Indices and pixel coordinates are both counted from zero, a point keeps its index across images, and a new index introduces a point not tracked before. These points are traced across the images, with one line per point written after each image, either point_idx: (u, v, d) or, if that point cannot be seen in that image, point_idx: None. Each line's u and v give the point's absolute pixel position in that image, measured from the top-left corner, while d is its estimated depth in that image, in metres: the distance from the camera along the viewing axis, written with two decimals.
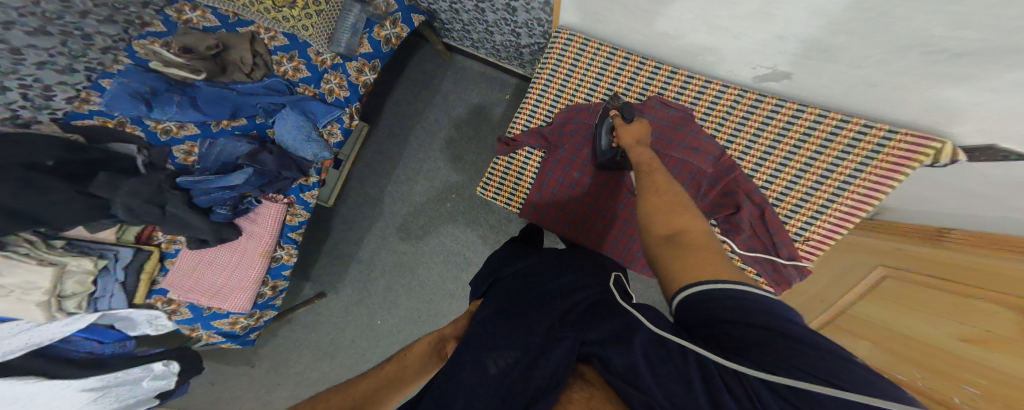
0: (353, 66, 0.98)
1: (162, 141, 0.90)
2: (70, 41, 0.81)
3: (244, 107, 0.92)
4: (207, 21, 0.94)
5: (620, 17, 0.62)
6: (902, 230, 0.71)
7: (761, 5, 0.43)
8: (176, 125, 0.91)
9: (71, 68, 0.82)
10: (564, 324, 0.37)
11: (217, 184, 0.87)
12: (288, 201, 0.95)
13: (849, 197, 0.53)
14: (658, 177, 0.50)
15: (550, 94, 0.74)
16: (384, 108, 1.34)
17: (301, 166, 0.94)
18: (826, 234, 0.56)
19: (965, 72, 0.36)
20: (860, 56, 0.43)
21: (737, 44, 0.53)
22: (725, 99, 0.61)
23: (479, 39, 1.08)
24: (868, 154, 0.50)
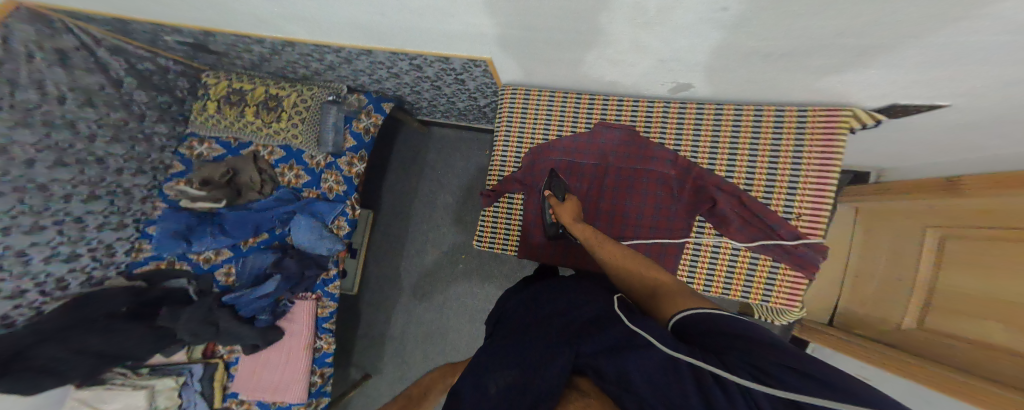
0: (344, 161, 1.06)
1: (206, 268, 1.02)
2: (116, 199, 0.95)
3: (262, 222, 1.01)
4: (214, 151, 1.07)
5: (542, 68, 0.65)
6: (946, 184, 0.66)
7: (633, 43, 0.46)
8: (212, 253, 1.02)
9: (122, 223, 0.97)
10: (563, 336, 0.39)
11: (254, 295, 0.96)
12: (316, 296, 1.04)
13: (810, 163, 0.54)
14: (607, 247, 0.57)
15: (512, 144, 0.76)
16: (383, 190, 1.44)
17: (320, 262, 1.01)
18: (815, 205, 0.55)
19: (834, 42, 0.37)
20: (737, 55, 0.44)
21: (636, 70, 0.56)
22: (656, 110, 0.64)
23: (446, 109, 1.18)
24: (798, 128, 0.54)
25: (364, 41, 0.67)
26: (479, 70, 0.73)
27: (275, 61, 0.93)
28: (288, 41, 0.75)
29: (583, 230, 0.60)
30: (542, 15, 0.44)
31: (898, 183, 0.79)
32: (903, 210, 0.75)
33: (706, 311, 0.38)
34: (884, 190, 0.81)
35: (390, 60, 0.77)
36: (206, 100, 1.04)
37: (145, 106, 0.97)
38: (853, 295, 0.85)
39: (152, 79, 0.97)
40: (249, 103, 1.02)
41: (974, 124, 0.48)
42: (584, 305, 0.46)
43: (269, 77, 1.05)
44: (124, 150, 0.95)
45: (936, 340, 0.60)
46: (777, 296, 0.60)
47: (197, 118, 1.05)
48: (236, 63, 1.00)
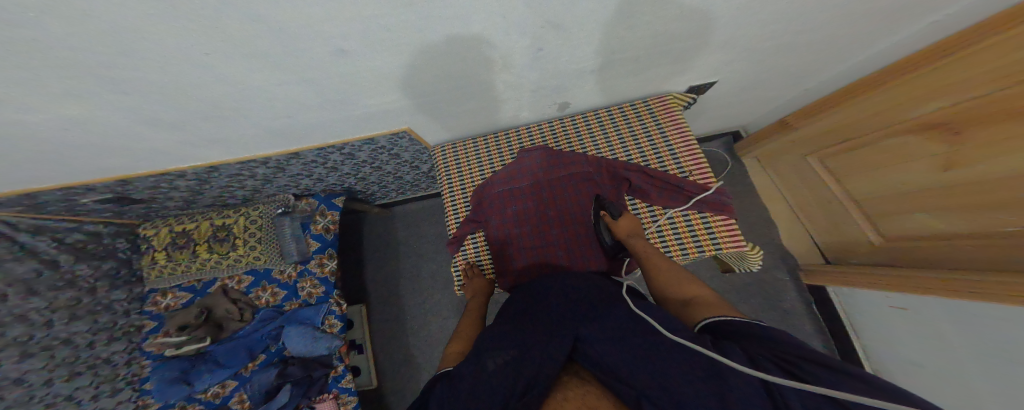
0: (314, 264, 1.04)
1: (217, 403, 0.92)
2: (100, 369, 0.88)
3: (255, 343, 0.97)
4: (180, 298, 1.02)
5: (457, 123, 0.72)
6: (825, 104, 0.77)
7: (504, 86, 0.56)
8: (219, 386, 0.93)
9: (116, 387, 0.90)
10: (563, 324, 0.40)
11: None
12: (334, 395, 0.93)
13: (672, 133, 0.70)
14: (660, 262, 0.56)
15: (458, 195, 0.79)
16: (367, 280, 1.42)
17: (323, 360, 0.95)
18: (694, 160, 0.69)
19: (640, 34, 0.46)
20: (586, 67, 0.53)
21: (521, 103, 0.65)
22: (556, 127, 0.76)
23: (398, 186, 1.23)
24: (648, 111, 0.73)
25: (283, 146, 0.72)
26: (406, 140, 0.77)
27: (208, 191, 0.94)
28: (209, 166, 0.76)
29: (641, 243, 0.61)
30: (427, 83, 0.51)
31: (765, 130, 1.01)
32: (807, 138, 0.86)
33: (739, 317, 0.36)
34: (768, 133, 0.99)
35: (320, 156, 0.81)
36: (150, 254, 1.02)
37: (93, 277, 0.93)
38: (823, 225, 0.93)
39: (87, 249, 0.93)
40: (198, 241, 1.03)
41: (788, 49, 0.60)
42: (544, 298, 0.49)
43: (212, 210, 1.07)
44: (86, 325, 0.89)
45: (963, 244, 0.59)
46: (724, 241, 0.64)
47: (150, 274, 1.02)
48: (169, 206, 0.99)
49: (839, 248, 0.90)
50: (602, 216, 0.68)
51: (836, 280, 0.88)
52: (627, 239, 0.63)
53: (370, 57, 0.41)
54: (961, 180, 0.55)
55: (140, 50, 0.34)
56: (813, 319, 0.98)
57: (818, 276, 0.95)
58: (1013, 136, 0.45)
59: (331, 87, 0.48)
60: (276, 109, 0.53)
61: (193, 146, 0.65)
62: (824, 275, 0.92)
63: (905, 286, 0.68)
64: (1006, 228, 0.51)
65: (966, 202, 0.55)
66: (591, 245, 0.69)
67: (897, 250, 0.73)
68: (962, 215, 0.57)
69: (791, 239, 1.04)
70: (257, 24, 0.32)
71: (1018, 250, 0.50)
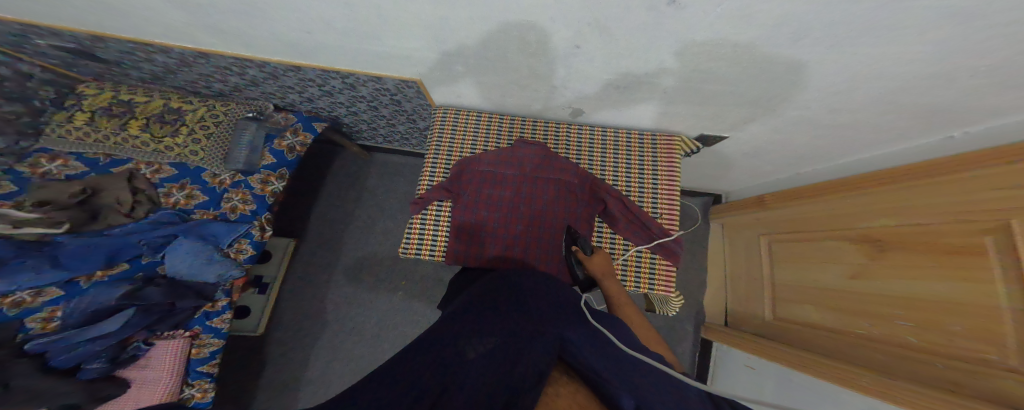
0: (257, 178, 0.98)
1: (12, 314, 0.76)
2: None
3: (122, 248, 0.85)
4: (70, 169, 0.86)
5: (472, 92, 0.73)
6: (791, 194, 0.89)
7: (531, 72, 0.59)
8: (32, 292, 0.78)
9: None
10: (543, 318, 0.42)
11: (85, 337, 0.78)
12: (192, 333, 0.91)
13: (663, 172, 0.77)
14: (628, 313, 0.65)
15: (441, 160, 0.80)
16: (313, 216, 1.35)
17: (203, 291, 0.91)
18: (670, 205, 0.76)
19: (669, 68, 0.51)
20: (614, 79, 0.57)
21: (540, 94, 0.68)
22: (561, 130, 0.80)
23: (387, 133, 1.19)
24: (652, 146, 0.78)
25: (283, 57, 0.69)
26: (413, 91, 0.77)
27: (183, 73, 0.85)
28: (199, 52, 0.71)
29: (612, 286, 0.67)
30: (463, 43, 0.52)
31: (741, 202, 1.11)
32: (765, 220, 0.98)
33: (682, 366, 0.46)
34: (742, 205, 1.09)
35: (320, 78, 0.77)
36: (71, 112, 0.88)
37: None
38: (738, 295, 1.06)
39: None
40: (136, 116, 0.92)
41: (779, 129, 0.69)
42: (522, 294, 0.49)
43: (171, 91, 0.98)
44: None
45: (824, 336, 0.71)
46: (658, 284, 0.73)
47: (50, 132, 0.84)
48: (129, 71, 0.90)
49: (737, 315, 1.04)
50: (573, 251, 0.70)
51: (725, 339, 1.02)
52: (601, 277, 0.67)
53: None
54: (848, 289, 0.67)
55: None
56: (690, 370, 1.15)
57: (714, 333, 1.08)
58: (918, 267, 0.53)
59: (365, 15, 0.47)
60: (298, 17, 0.51)
61: (178, 21, 0.60)
62: (718, 333, 1.06)
63: (772, 357, 0.81)
64: (855, 331, 0.64)
65: (842, 306, 0.68)
66: (559, 253, 0.74)
67: (775, 329, 0.87)
68: (834, 315, 0.69)
69: (715, 307, 1.15)
70: None
71: (853, 347, 0.64)
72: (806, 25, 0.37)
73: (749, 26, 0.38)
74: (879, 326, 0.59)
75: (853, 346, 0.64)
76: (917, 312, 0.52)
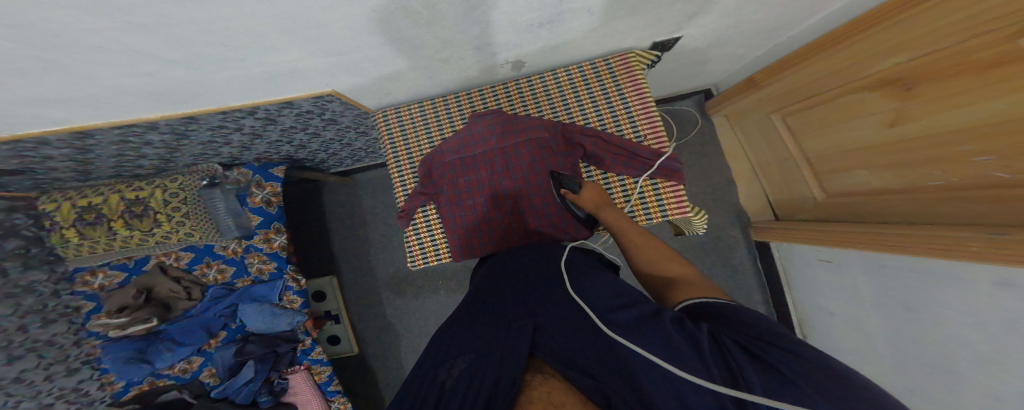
0: (260, 239, 0.96)
1: (188, 376, 0.93)
2: (46, 354, 0.79)
3: (211, 321, 0.92)
4: (114, 277, 0.88)
5: (393, 85, 0.62)
6: (780, 66, 0.77)
7: (441, 40, 0.47)
8: (185, 362, 0.92)
9: (71, 368, 0.83)
10: (518, 309, 0.37)
11: (239, 383, 0.91)
12: (306, 366, 1.00)
13: (631, 94, 0.66)
14: (635, 236, 0.54)
15: (405, 166, 0.73)
16: (326, 255, 1.35)
17: (287, 336, 0.96)
18: (652, 125, 0.66)
19: None
20: (545, 11, 0.44)
21: (468, 60, 0.56)
22: (511, 88, 0.69)
23: (349, 153, 1.10)
24: (608, 69, 0.66)
25: (164, 110, 0.56)
26: (337, 104, 0.66)
27: (99, 161, 0.75)
28: (76, 135, 0.59)
29: (612, 214, 0.58)
30: (340, 39, 0.41)
31: (733, 88, 0.98)
32: (766, 98, 0.87)
33: (713, 299, 0.34)
34: (736, 90, 0.96)
35: (230, 121, 0.66)
36: (58, 231, 0.83)
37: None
38: (775, 181, 1.00)
39: None
40: (112, 216, 0.86)
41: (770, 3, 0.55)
42: (499, 285, 0.45)
43: (116, 181, 0.88)
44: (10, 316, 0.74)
45: (888, 201, 0.65)
46: (671, 207, 0.65)
47: (67, 253, 0.84)
48: (59, 177, 0.78)
49: (787, 204, 0.98)
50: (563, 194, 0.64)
51: (777, 234, 0.98)
52: (595, 209, 0.60)
53: (232, 6, 0.30)
54: (897, 138, 0.58)
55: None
56: (749, 266, 1.13)
57: (767, 232, 1.02)
58: (963, 91, 0.44)
59: (191, 35, 0.35)
60: (126, 67, 0.39)
61: (34, 120, 0.50)
62: (769, 231, 1.01)
63: (832, 241, 0.76)
64: (930, 183, 0.55)
65: (902, 160, 0.59)
66: (557, 213, 0.67)
67: (831, 208, 0.81)
68: (899, 176, 0.61)
69: (750, 201, 1.11)
70: None
71: (936, 206, 0.56)
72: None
73: None
74: (954, 171, 0.50)
75: (934, 201, 0.56)
76: (992, 150, 0.43)
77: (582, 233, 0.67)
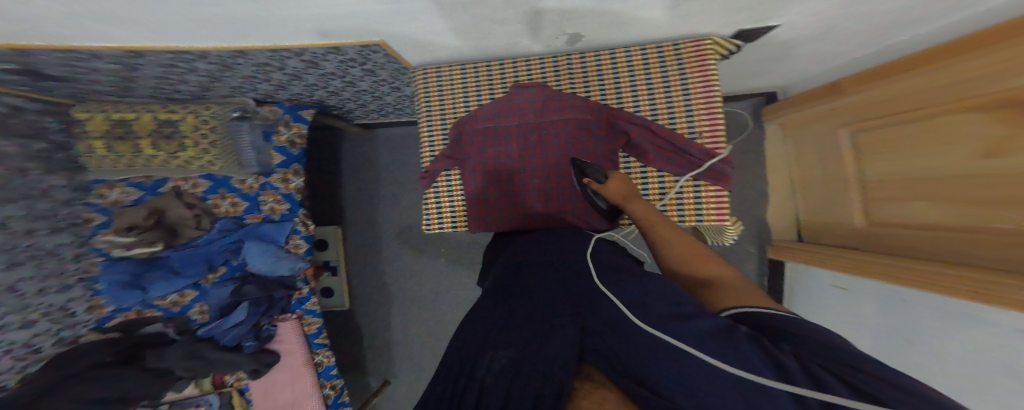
0: (277, 178, 1.00)
1: (177, 311, 0.97)
2: (44, 263, 0.80)
3: (213, 255, 0.96)
4: (130, 195, 0.92)
5: (439, 42, 0.60)
6: (872, 74, 0.71)
7: (504, 1, 0.45)
8: (178, 295, 0.96)
9: (64, 284, 0.84)
10: (557, 307, 0.38)
11: (229, 323, 0.95)
12: (297, 315, 1.04)
13: (696, 85, 0.63)
14: (667, 230, 0.53)
15: (437, 128, 0.73)
16: (342, 206, 1.38)
17: (285, 282, 1.01)
18: (712, 122, 0.63)
19: None
20: None
21: (522, 26, 0.54)
22: (561, 63, 0.66)
23: (378, 107, 1.10)
24: (676, 55, 0.63)
25: (212, 42, 0.55)
26: (381, 56, 0.65)
27: (143, 82, 0.76)
28: (132, 54, 0.60)
29: (643, 208, 0.57)
30: None
31: (811, 91, 0.92)
32: (841, 109, 0.82)
33: (764, 309, 0.33)
34: (807, 98, 0.92)
35: (276, 60, 0.67)
36: (84, 141, 0.86)
37: (25, 159, 0.77)
38: (812, 201, 0.97)
39: (14, 126, 0.74)
40: (141, 136, 0.88)
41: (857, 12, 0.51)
42: (528, 279, 0.46)
43: (154, 102, 0.90)
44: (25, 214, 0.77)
45: (931, 241, 0.62)
46: (709, 214, 0.64)
47: (92, 164, 0.87)
48: (101, 91, 0.80)
49: (817, 225, 0.96)
50: (585, 184, 0.63)
51: (796, 256, 0.96)
52: (624, 202, 0.59)
53: None
54: (959, 172, 0.55)
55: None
56: None
57: (786, 251, 1.01)
58: None
59: None
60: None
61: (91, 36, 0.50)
62: (790, 252, 0.99)
63: (855, 269, 0.75)
64: (978, 230, 0.52)
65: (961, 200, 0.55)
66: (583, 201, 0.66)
67: (864, 235, 0.79)
68: (953, 214, 0.57)
69: (784, 221, 1.08)
70: None
71: (980, 253, 0.52)
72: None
73: None
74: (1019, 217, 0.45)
75: (975, 251, 0.53)
76: None
77: (603, 223, 0.66)
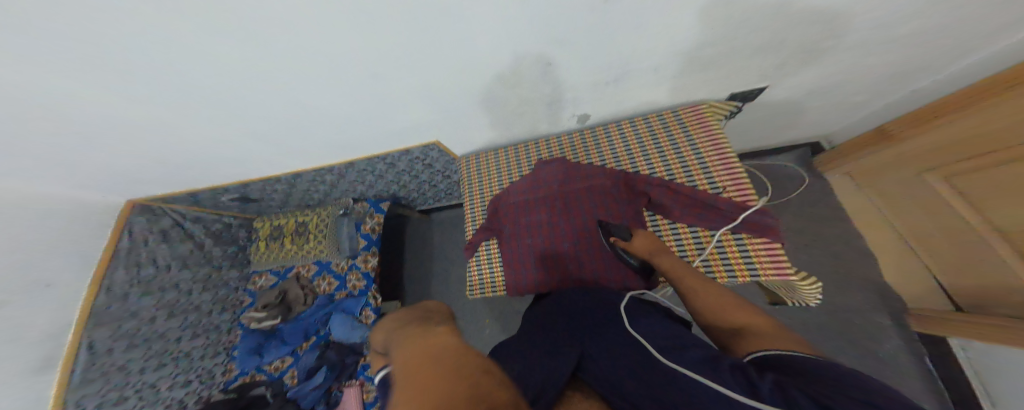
0: (361, 259, 1.17)
1: (276, 375, 1.09)
2: (213, 332, 1.11)
3: (310, 325, 1.12)
4: (269, 279, 1.24)
5: (477, 136, 0.77)
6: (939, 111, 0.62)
7: (520, 99, 0.59)
8: (279, 361, 1.10)
9: (217, 351, 1.12)
10: (568, 337, 0.37)
11: (309, 387, 1.02)
12: (359, 382, 1.05)
13: (705, 144, 0.64)
14: (693, 279, 0.46)
15: (477, 205, 0.83)
16: (398, 282, 1.50)
17: (356, 348, 1.08)
18: (732, 175, 0.60)
19: (653, 38, 0.44)
20: (605, 67, 0.51)
21: (538, 115, 0.67)
22: (576, 138, 0.75)
23: (434, 194, 1.32)
24: (677, 121, 0.67)
25: (334, 154, 0.82)
26: (436, 152, 0.85)
27: (296, 194, 1.13)
28: (294, 172, 0.94)
29: (668, 260, 0.52)
30: (448, 99, 0.57)
31: (854, 141, 0.83)
32: (902, 155, 0.72)
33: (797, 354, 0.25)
34: (860, 145, 0.80)
35: (370, 165, 0.92)
36: (254, 243, 1.27)
37: (220, 257, 1.18)
38: (943, 257, 0.71)
39: (222, 236, 1.20)
40: (285, 235, 1.24)
41: (870, 44, 0.50)
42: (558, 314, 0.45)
43: (296, 209, 1.27)
44: (211, 296, 1.13)
45: None
46: (763, 267, 0.54)
47: (255, 258, 1.26)
48: (271, 205, 1.21)
49: (974, 293, 0.65)
50: (614, 242, 0.60)
51: (948, 329, 0.68)
52: (651, 256, 0.54)
53: (394, 76, 0.49)
54: None
55: (234, 76, 0.46)
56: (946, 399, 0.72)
57: (946, 326, 0.68)
58: None
59: (366, 99, 0.55)
60: (334, 121, 0.63)
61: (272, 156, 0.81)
62: (943, 325, 0.69)
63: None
64: None
65: None
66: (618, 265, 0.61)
67: None
68: None
69: (906, 288, 0.79)
70: (310, 54, 0.42)
71: None
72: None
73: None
74: None
75: None
76: None
77: (637, 284, 0.59)
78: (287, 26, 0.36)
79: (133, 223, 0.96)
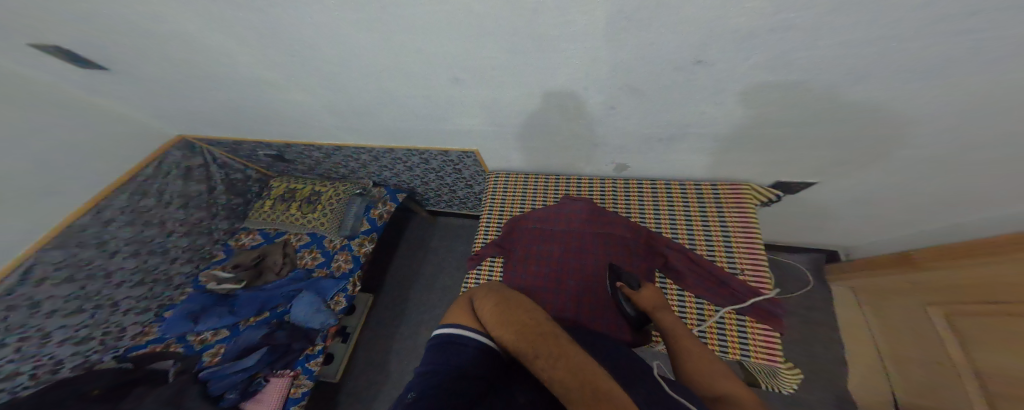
0: (356, 241, 1.18)
1: (196, 349, 1.00)
2: (155, 285, 1.06)
3: (270, 299, 1.08)
4: (254, 240, 1.25)
5: (516, 157, 0.82)
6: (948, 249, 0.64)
7: (571, 134, 0.65)
8: (211, 333, 1.03)
9: (146, 308, 1.04)
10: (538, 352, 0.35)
11: (234, 368, 0.93)
12: (294, 373, 0.95)
13: (734, 221, 0.67)
14: (689, 342, 0.43)
15: (494, 219, 0.85)
16: (385, 275, 1.47)
17: (309, 335, 1.00)
18: (753, 259, 0.62)
19: (714, 110, 0.51)
20: (660, 125, 0.57)
21: (580, 153, 0.73)
22: (607, 185, 0.80)
23: (450, 199, 1.36)
24: (713, 192, 0.71)
25: (381, 139, 0.89)
26: (471, 161, 0.90)
27: (326, 164, 1.18)
28: (338, 145, 1.00)
29: (670, 319, 0.48)
30: (508, 117, 0.64)
31: (881, 257, 0.81)
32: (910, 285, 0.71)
33: None
34: (878, 262, 0.82)
35: (406, 156, 0.98)
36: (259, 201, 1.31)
37: (222, 207, 1.24)
38: (920, 391, 0.68)
39: (235, 186, 1.27)
40: (296, 199, 1.27)
41: (897, 168, 0.56)
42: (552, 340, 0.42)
43: (317, 178, 1.32)
44: (187, 243, 1.15)
45: None
46: (755, 350, 0.55)
47: (252, 214, 1.29)
48: (298, 168, 1.27)
49: None
50: (618, 286, 0.59)
51: None
52: (653, 311, 0.51)
53: (474, 87, 0.56)
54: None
55: (337, 50, 0.53)
56: None
57: None
58: None
59: (441, 102, 0.63)
60: (402, 111, 0.70)
61: (329, 127, 0.88)
62: None
63: None
64: None
65: None
66: (615, 317, 0.60)
67: None
68: None
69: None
70: (421, 56, 0.49)
71: None
72: (850, 70, 0.39)
73: (777, 66, 0.40)
74: None
75: None
76: None
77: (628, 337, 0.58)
78: (420, 33, 0.44)
79: (168, 154, 1.09)
